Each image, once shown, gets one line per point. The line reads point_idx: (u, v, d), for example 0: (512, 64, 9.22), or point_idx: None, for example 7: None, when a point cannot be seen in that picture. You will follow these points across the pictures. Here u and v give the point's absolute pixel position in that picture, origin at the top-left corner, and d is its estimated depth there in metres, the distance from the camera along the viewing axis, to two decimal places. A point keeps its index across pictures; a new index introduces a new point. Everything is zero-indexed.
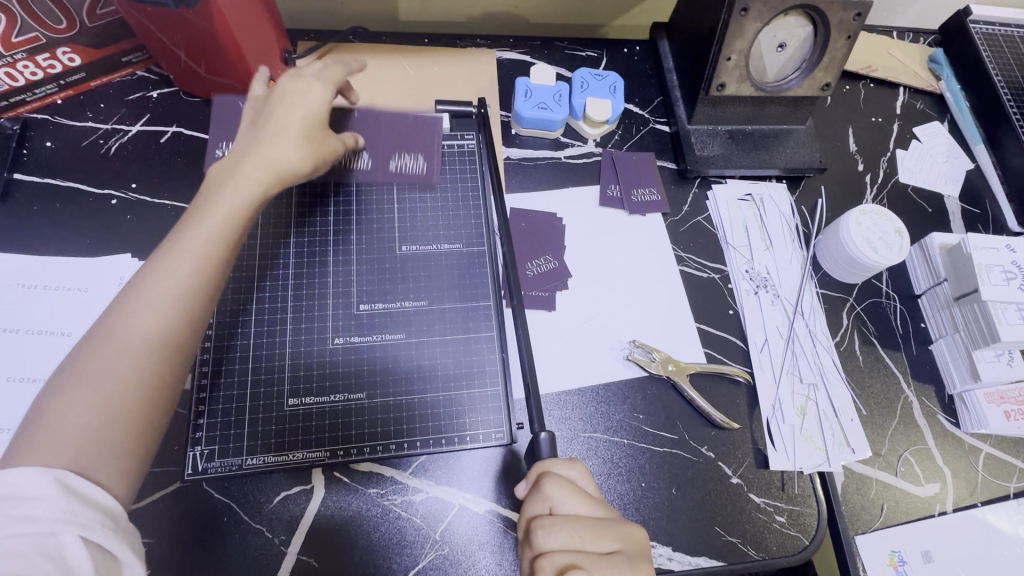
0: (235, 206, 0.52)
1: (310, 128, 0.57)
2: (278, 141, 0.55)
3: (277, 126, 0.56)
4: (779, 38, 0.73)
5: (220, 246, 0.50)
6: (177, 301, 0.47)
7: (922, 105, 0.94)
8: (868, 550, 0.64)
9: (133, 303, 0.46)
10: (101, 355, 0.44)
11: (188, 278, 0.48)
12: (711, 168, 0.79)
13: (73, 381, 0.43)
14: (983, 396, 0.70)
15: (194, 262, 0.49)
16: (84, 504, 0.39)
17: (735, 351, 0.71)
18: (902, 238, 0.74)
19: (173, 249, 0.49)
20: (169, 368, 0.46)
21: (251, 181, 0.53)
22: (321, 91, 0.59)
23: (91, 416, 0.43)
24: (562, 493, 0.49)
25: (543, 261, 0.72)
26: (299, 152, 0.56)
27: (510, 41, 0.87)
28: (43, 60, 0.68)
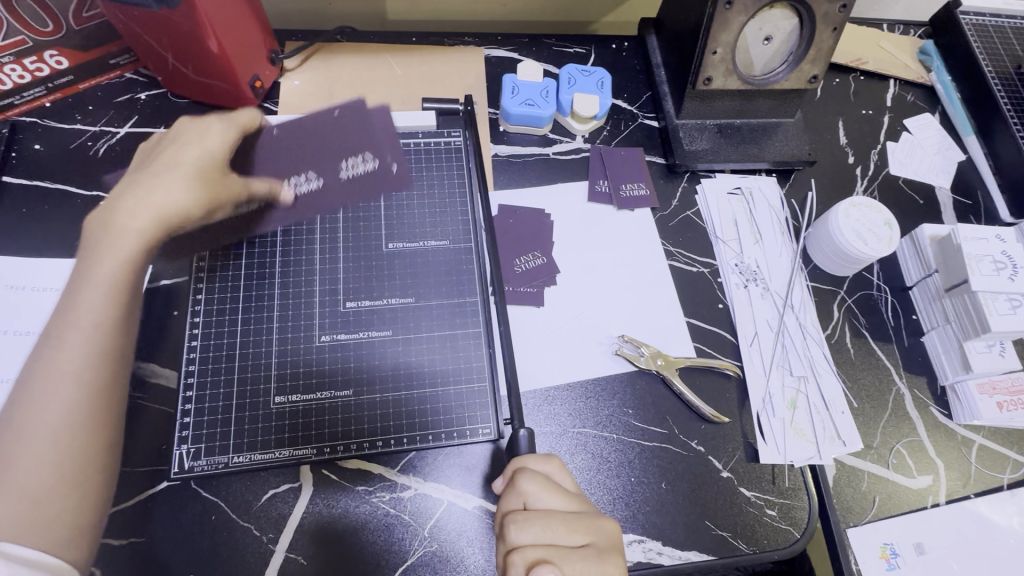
0: (119, 261, 0.58)
1: (203, 169, 0.62)
2: (164, 184, 0.61)
3: (163, 170, 0.62)
4: (765, 31, 0.73)
5: (108, 316, 0.56)
6: (79, 376, 0.52)
7: (912, 96, 0.93)
8: (859, 543, 0.64)
9: (29, 390, 0.52)
10: (14, 443, 0.49)
11: (83, 348, 0.54)
12: (700, 162, 0.79)
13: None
14: (975, 387, 0.70)
15: (85, 334, 0.54)
16: (22, 566, 0.45)
17: (725, 345, 0.71)
18: (892, 230, 0.73)
19: (64, 325, 0.55)
20: (87, 437, 0.51)
21: (135, 233, 0.59)
22: (220, 134, 0.65)
23: (24, 496, 0.47)
24: (535, 489, 0.50)
25: (531, 257, 0.72)
26: (190, 196, 0.61)
27: (498, 38, 0.87)
28: (30, 63, 0.70)
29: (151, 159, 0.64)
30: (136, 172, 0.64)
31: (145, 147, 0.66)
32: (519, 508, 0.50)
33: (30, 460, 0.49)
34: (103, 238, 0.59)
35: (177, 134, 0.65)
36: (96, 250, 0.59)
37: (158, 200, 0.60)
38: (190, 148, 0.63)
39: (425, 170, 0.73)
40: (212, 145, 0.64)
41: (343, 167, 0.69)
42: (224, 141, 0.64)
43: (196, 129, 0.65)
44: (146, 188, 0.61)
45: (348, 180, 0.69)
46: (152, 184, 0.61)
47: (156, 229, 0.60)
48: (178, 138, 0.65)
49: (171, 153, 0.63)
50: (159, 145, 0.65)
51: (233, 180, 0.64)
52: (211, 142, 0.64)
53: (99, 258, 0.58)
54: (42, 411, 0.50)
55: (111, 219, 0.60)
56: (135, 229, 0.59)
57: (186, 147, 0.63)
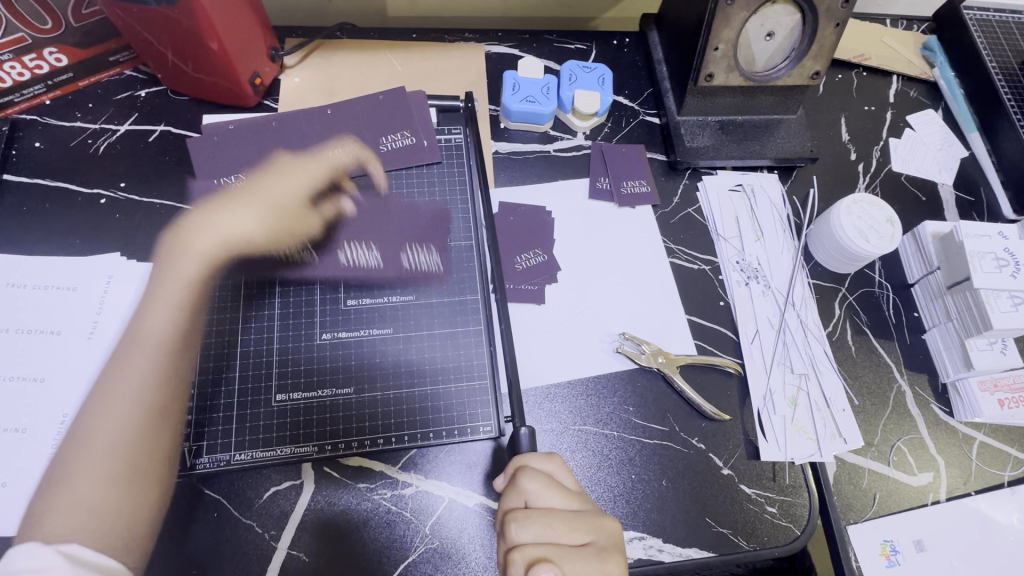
0: (189, 282, 0.62)
1: (275, 206, 0.65)
2: (245, 215, 0.65)
3: (245, 203, 0.65)
4: (767, 26, 0.73)
5: (175, 336, 0.60)
6: (135, 401, 0.55)
7: (915, 92, 0.93)
8: (859, 540, 0.64)
9: (106, 399, 0.56)
10: (75, 470, 0.52)
11: (143, 381, 0.56)
12: (700, 160, 0.79)
13: (65, 472, 0.53)
14: (976, 385, 0.69)
15: (158, 351, 0.58)
16: (80, 564, 0.46)
17: (726, 342, 0.71)
18: (894, 227, 0.73)
19: (107, 403, 0.55)
20: (143, 454, 0.54)
21: (195, 258, 0.64)
22: (292, 181, 0.67)
23: (82, 501, 0.50)
24: (536, 487, 0.50)
25: (532, 254, 0.72)
26: (253, 227, 0.64)
27: (499, 35, 0.87)
28: (30, 60, 0.69)
29: (245, 189, 0.66)
30: (226, 200, 0.66)
31: (253, 174, 0.68)
32: (519, 507, 0.50)
33: (80, 477, 0.51)
34: (178, 256, 0.64)
35: (260, 173, 0.68)
36: (160, 292, 0.62)
37: (229, 221, 0.65)
38: (277, 186, 0.66)
39: (426, 167, 0.73)
40: (298, 184, 0.67)
41: (384, 141, 0.73)
42: (305, 181, 0.67)
43: (288, 167, 0.68)
44: (230, 212, 0.65)
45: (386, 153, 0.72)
46: (233, 211, 0.65)
47: (222, 251, 0.64)
48: (263, 174, 0.67)
49: (263, 187, 0.66)
50: (255, 176, 0.67)
51: (312, 209, 0.67)
52: (297, 179, 0.67)
53: (167, 288, 0.62)
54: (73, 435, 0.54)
55: (186, 246, 0.64)
56: (193, 261, 0.63)
57: (274, 185, 0.66)
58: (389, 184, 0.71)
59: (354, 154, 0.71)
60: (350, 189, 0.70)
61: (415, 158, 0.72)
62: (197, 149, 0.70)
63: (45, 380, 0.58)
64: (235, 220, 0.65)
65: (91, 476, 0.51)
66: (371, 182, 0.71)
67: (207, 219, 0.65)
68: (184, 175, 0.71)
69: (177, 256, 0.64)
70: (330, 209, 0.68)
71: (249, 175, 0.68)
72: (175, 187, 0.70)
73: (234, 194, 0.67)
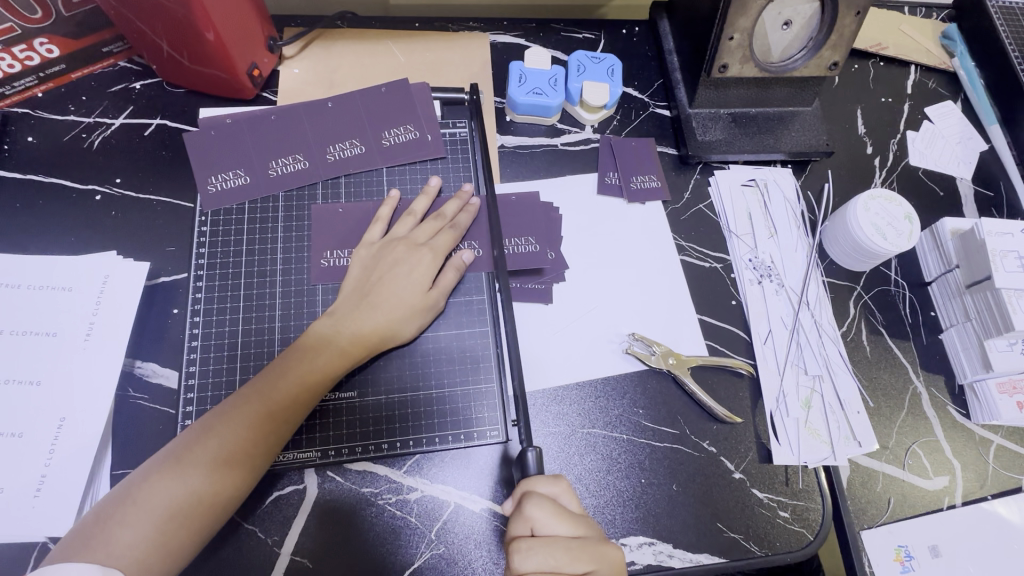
0: (381, 308, 0.60)
1: (411, 297, 0.61)
2: (377, 315, 0.59)
3: (382, 305, 0.60)
4: (784, 15, 0.70)
5: (341, 363, 0.57)
6: (263, 422, 0.53)
7: (934, 83, 0.90)
8: (873, 545, 0.63)
9: (241, 423, 0.53)
10: (163, 485, 0.49)
11: (289, 399, 0.55)
12: (713, 153, 0.76)
13: (159, 480, 0.50)
14: (995, 387, 0.68)
15: (320, 370, 0.56)
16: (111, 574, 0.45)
17: (738, 343, 0.70)
18: (913, 224, 0.71)
19: (260, 424, 0.53)
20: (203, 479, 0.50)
21: (360, 328, 0.59)
22: (432, 261, 0.63)
23: (146, 531, 0.48)
24: (542, 516, 0.49)
25: (524, 241, 0.69)
26: (397, 313, 0.60)
27: (504, 23, 0.84)
28: (20, 51, 0.69)
29: (365, 294, 0.61)
30: (351, 308, 0.60)
31: (357, 264, 0.63)
32: (525, 535, 0.49)
33: (166, 499, 0.49)
34: (312, 348, 0.57)
35: (394, 265, 0.62)
36: (342, 322, 0.59)
37: (364, 328, 0.59)
38: (410, 279, 0.61)
39: (430, 162, 0.71)
40: (422, 271, 0.62)
41: (385, 137, 0.70)
42: (428, 273, 0.62)
43: (408, 258, 0.62)
44: (354, 317, 0.59)
45: (390, 147, 0.70)
46: (361, 315, 0.59)
47: (361, 348, 0.58)
48: (387, 262, 0.62)
49: (385, 296, 0.60)
50: (376, 264, 0.62)
51: (434, 293, 0.62)
52: (419, 273, 0.62)
53: (348, 320, 0.59)
54: (213, 445, 0.51)
55: (329, 334, 0.58)
56: (340, 345, 0.58)
57: (402, 278, 0.61)
58: (391, 180, 0.70)
59: (455, 228, 0.65)
60: (352, 185, 0.69)
61: (419, 153, 0.70)
62: (195, 144, 0.68)
63: (42, 383, 0.56)
64: (380, 322, 0.59)
65: (185, 496, 0.49)
66: (373, 179, 0.69)
67: (337, 316, 0.59)
68: (181, 171, 0.69)
69: (310, 350, 0.57)
70: (450, 270, 0.64)
71: (370, 252, 0.63)
72: (172, 183, 0.68)
73: (364, 286, 0.61)
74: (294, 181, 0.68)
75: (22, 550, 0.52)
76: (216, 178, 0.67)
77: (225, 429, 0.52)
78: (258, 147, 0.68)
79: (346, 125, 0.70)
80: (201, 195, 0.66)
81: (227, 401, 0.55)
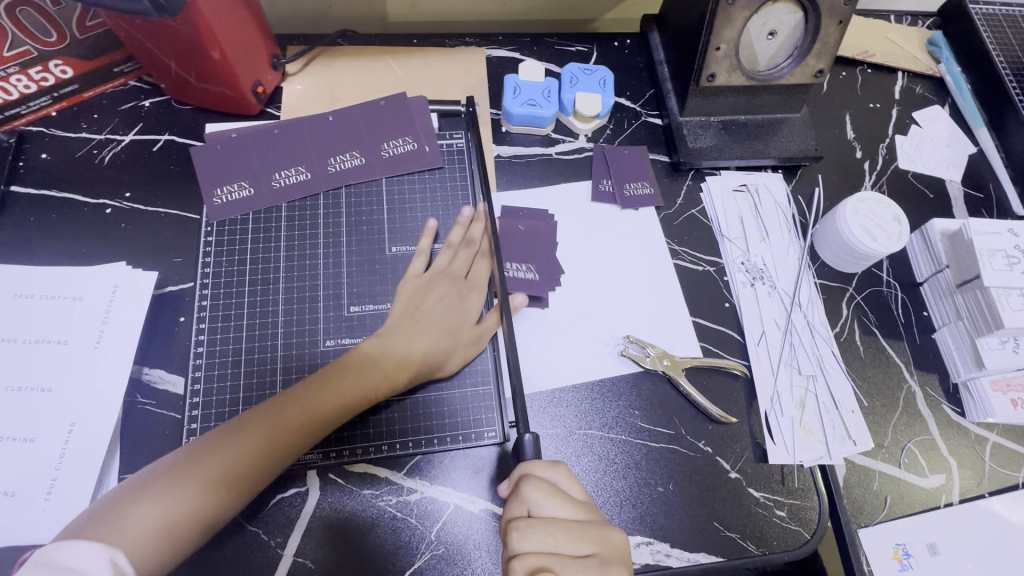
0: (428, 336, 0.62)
1: (455, 327, 0.64)
2: (424, 338, 0.62)
3: (429, 333, 0.62)
4: (769, 26, 0.72)
5: (381, 383, 0.59)
6: (296, 434, 0.55)
7: (921, 89, 0.92)
8: (871, 544, 0.63)
9: (271, 433, 0.54)
10: (184, 477, 0.51)
11: (326, 413, 0.56)
12: (704, 160, 0.78)
13: (181, 473, 0.51)
14: (988, 384, 0.69)
15: (365, 387, 0.58)
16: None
17: (731, 345, 0.71)
18: (902, 226, 0.72)
19: (292, 436, 0.54)
20: (225, 478, 0.51)
21: (409, 354, 0.61)
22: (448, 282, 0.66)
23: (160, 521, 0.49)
24: (539, 496, 0.50)
25: (524, 268, 0.71)
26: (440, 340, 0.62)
27: (500, 38, 0.87)
28: (35, 73, 0.70)
29: (413, 318, 0.63)
30: (396, 331, 0.62)
31: (406, 290, 0.65)
32: (522, 516, 0.50)
33: (185, 494, 0.50)
34: (359, 363, 0.59)
35: (432, 297, 0.64)
36: (391, 342, 0.61)
37: (408, 350, 0.61)
38: (452, 313, 0.64)
39: (427, 173, 0.73)
40: (463, 308, 0.65)
41: (384, 148, 0.73)
42: (474, 309, 0.66)
43: (444, 291, 0.65)
44: (400, 340, 0.61)
45: (391, 158, 0.73)
46: (406, 339, 0.61)
47: (408, 373, 0.60)
48: (434, 294, 0.65)
49: (429, 325, 0.63)
50: (423, 292, 0.65)
51: (478, 330, 0.65)
52: (459, 310, 0.65)
53: (394, 342, 0.61)
54: (241, 446, 0.53)
55: (375, 353, 0.60)
56: (386, 365, 0.59)
57: (441, 312, 0.64)
58: (391, 188, 0.72)
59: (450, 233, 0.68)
60: (352, 195, 0.71)
61: (418, 163, 0.73)
62: (201, 156, 0.70)
63: (54, 390, 0.58)
64: (422, 347, 0.61)
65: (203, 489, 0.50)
66: (373, 189, 0.72)
67: (384, 338, 0.62)
68: (189, 185, 0.71)
69: (358, 365, 0.59)
70: (497, 311, 0.66)
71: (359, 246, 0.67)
72: (181, 196, 0.71)
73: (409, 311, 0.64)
74: (300, 190, 0.70)
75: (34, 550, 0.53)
76: (221, 190, 0.69)
77: (252, 433, 0.54)
78: (262, 159, 0.71)
79: (347, 137, 0.73)
80: (206, 206, 0.69)
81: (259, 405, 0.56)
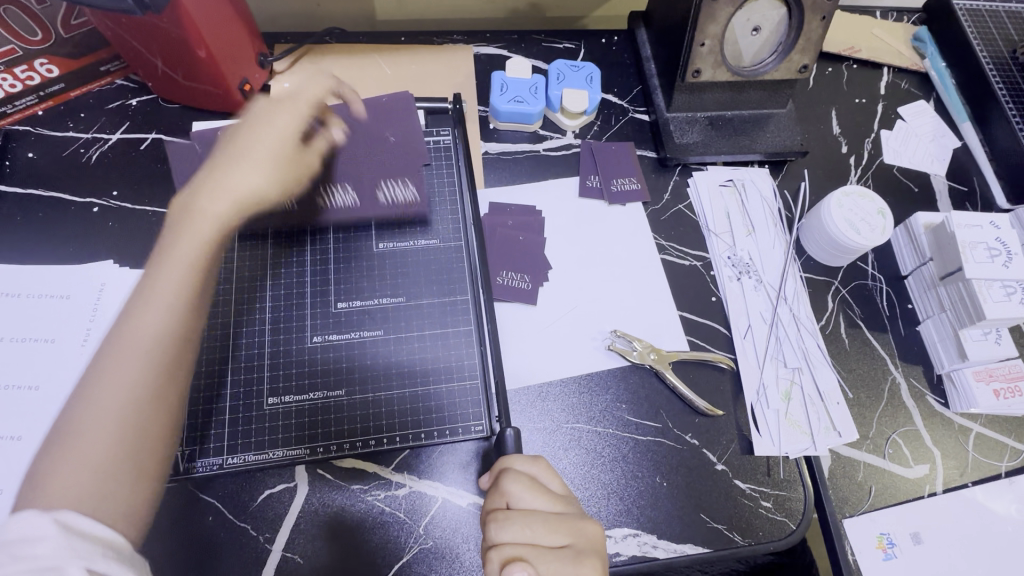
0: (235, 173, 0.63)
1: (276, 147, 0.65)
2: (240, 161, 0.63)
3: (253, 150, 0.64)
4: (753, 21, 0.73)
5: (201, 259, 0.59)
6: (163, 330, 0.54)
7: (906, 84, 0.93)
8: (855, 533, 0.64)
9: (139, 333, 0.54)
10: (84, 436, 0.49)
11: (169, 310, 0.55)
12: (691, 155, 0.78)
13: (77, 435, 0.49)
14: (971, 375, 0.69)
15: (168, 302, 0.56)
16: (83, 538, 0.43)
17: (718, 339, 0.71)
18: (885, 219, 0.73)
19: (154, 297, 0.56)
20: (143, 388, 0.51)
21: (222, 204, 0.62)
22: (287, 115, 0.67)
23: (82, 467, 0.47)
24: (519, 489, 0.51)
25: (518, 276, 0.71)
26: (273, 160, 0.65)
27: (487, 36, 0.87)
28: (21, 72, 0.71)
29: (233, 143, 0.64)
30: (221, 162, 0.64)
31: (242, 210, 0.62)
32: (501, 508, 0.50)
33: (91, 439, 0.48)
34: (181, 229, 0.61)
35: (255, 122, 0.66)
36: (191, 206, 0.62)
37: (241, 174, 0.63)
38: (273, 126, 0.66)
39: (415, 170, 0.74)
40: (280, 123, 0.66)
41: (374, 143, 0.72)
42: (292, 122, 0.67)
43: (268, 114, 0.66)
44: (225, 173, 0.63)
45: (382, 153, 0.73)
46: (228, 165, 0.63)
47: (239, 201, 0.63)
48: (251, 121, 0.66)
49: (251, 140, 0.65)
50: (247, 121, 0.66)
51: (307, 149, 0.68)
52: (279, 122, 0.66)
53: (189, 221, 0.61)
54: (125, 363, 0.52)
55: (198, 208, 0.61)
56: (207, 231, 0.60)
57: (267, 131, 0.65)
58: (378, 183, 0.72)
59: None
60: (339, 192, 0.71)
61: (406, 160, 0.73)
62: (191, 145, 0.70)
63: (40, 388, 0.58)
64: (241, 177, 0.63)
65: (111, 427, 0.48)
66: (360, 186, 0.72)
67: (201, 185, 0.63)
68: (176, 184, 0.71)
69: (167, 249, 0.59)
70: (315, 150, 0.68)
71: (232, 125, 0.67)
72: (168, 195, 0.71)
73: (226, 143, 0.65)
74: None
75: None
76: None
77: (120, 360, 0.53)
78: None
79: None
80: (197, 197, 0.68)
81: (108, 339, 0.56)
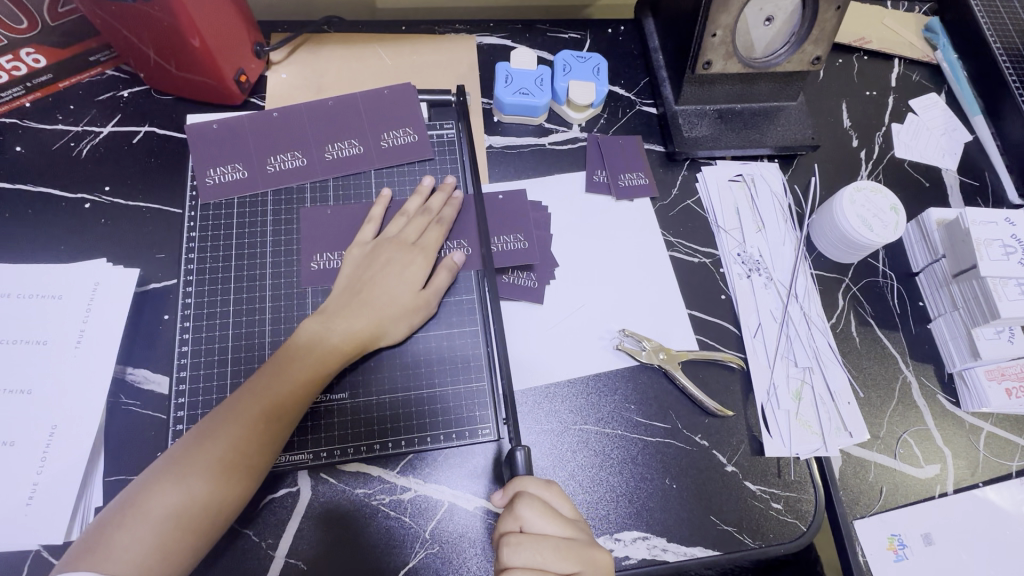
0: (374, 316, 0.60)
1: (405, 294, 0.62)
2: (362, 311, 0.60)
3: (375, 301, 0.60)
4: (766, 11, 0.70)
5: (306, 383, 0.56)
6: (259, 428, 0.53)
7: (917, 76, 0.91)
8: (866, 535, 0.63)
9: (245, 416, 0.53)
10: (161, 493, 0.49)
11: (271, 406, 0.54)
12: (699, 150, 0.76)
13: (160, 484, 0.50)
14: (983, 374, 0.68)
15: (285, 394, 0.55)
16: None
17: (728, 337, 0.70)
18: (898, 216, 0.71)
19: (248, 419, 0.53)
20: (226, 489, 0.51)
21: (343, 338, 0.58)
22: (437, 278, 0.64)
23: (151, 534, 0.48)
24: (532, 514, 0.49)
25: (513, 238, 0.69)
26: (400, 300, 0.61)
27: (490, 25, 0.85)
28: (6, 61, 0.69)
29: (356, 290, 0.61)
30: (340, 307, 0.60)
31: (350, 264, 0.63)
32: (513, 531, 0.49)
33: (165, 508, 0.49)
34: (298, 353, 0.57)
35: (384, 264, 0.62)
36: (333, 321, 0.59)
37: (355, 325, 0.59)
38: (400, 279, 0.62)
39: (418, 164, 0.71)
40: (412, 273, 0.63)
41: (384, 138, 0.71)
42: (419, 274, 0.63)
43: (399, 258, 0.63)
44: (342, 316, 0.59)
45: (389, 148, 0.71)
46: (349, 314, 0.60)
47: (353, 345, 0.59)
48: (380, 262, 0.63)
49: (376, 295, 0.61)
50: (372, 260, 0.63)
51: (426, 294, 0.63)
52: (408, 275, 0.62)
53: (335, 324, 0.59)
54: (217, 446, 0.52)
55: (317, 337, 0.58)
56: (333, 342, 0.58)
57: (394, 279, 0.62)
58: (380, 178, 0.70)
59: (443, 223, 0.66)
60: (341, 187, 0.69)
61: (409, 155, 0.71)
62: (191, 137, 0.68)
63: (33, 392, 0.56)
64: (370, 320, 0.60)
65: (178, 508, 0.49)
66: (362, 181, 0.70)
67: (326, 316, 0.60)
68: (171, 179, 0.69)
69: (282, 373, 0.56)
70: (442, 270, 0.64)
71: (363, 253, 0.64)
72: (162, 191, 0.68)
73: (352, 287, 0.62)
74: (287, 180, 0.68)
75: (17, 556, 0.52)
76: (214, 170, 0.67)
77: (223, 430, 0.53)
78: (256, 143, 0.69)
79: (335, 128, 0.70)
80: (200, 188, 0.67)
81: (225, 403, 0.55)
